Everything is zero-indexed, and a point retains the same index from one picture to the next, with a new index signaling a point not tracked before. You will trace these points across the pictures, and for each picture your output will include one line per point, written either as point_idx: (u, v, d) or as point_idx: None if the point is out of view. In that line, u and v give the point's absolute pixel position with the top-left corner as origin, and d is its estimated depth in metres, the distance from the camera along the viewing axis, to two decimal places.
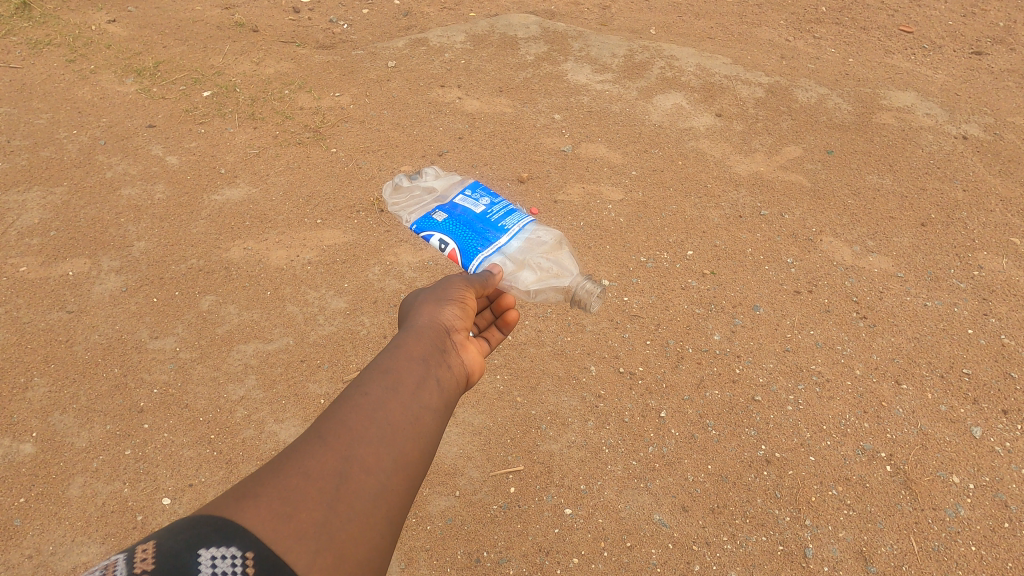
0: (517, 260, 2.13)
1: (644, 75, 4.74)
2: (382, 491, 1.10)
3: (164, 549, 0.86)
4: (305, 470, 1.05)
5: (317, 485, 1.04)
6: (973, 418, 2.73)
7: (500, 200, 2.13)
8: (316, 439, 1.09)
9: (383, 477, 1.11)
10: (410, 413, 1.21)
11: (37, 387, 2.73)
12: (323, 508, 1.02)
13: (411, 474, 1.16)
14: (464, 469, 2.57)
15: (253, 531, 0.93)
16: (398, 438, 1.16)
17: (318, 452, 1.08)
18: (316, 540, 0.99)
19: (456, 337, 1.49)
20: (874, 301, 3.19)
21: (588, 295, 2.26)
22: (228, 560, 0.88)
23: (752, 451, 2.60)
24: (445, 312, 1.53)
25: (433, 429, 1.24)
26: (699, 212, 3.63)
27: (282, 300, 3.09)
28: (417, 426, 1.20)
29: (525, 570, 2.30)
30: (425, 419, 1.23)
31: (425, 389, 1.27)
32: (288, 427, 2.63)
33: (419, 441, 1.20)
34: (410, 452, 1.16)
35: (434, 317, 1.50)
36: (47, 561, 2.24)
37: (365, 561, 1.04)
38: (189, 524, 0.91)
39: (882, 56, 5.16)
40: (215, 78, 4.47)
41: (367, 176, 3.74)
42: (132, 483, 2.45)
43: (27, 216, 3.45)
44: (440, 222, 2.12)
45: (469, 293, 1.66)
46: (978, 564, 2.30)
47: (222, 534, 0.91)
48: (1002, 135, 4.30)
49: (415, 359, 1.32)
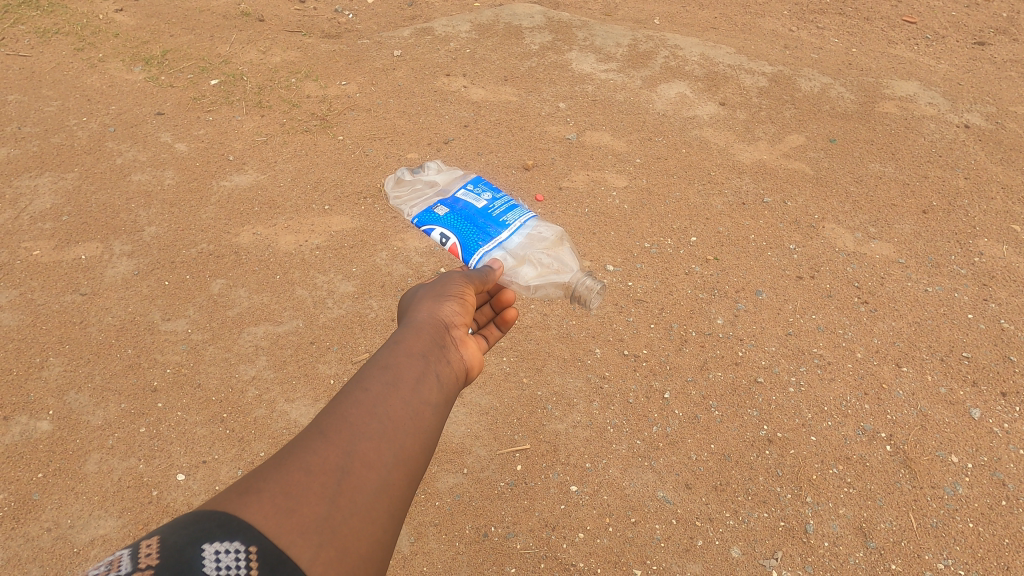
0: (518, 255, 2.15)
1: (648, 65, 4.77)
2: (384, 486, 1.03)
3: (168, 543, 0.80)
4: (306, 466, 0.97)
5: (318, 480, 0.97)
6: (972, 400, 2.77)
7: (502, 195, 2.15)
8: (316, 435, 1.03)
9: (385, 472, 1.04)
10: (411, 408, 1.13)
11: (52, 366, 2.78)
12: (326, 503, 0.95)
13: (413, 470, 1.08)
14: (472, 447, 2.62)
15: (257, 526, 0.87)
16: (399, 433, 1.09)
17: (318, 447, 1.01)
18: (318, 535, 0.92)
19: (456, 333, 1.42)
20: (876, 286, 3.23)
21: (589, 292, 2.21)
22: (232, 555, 0.82)
23: (754, 431, 2.65)
24: (445, 308, 1.47)
25: (434, 424, 1.16)
26: (703, 199, 3.66)
27: (291, 283, 3.13)
28: (418, 420, 1.13)
29: (532, 544, 2.35)
30: (426, 414, 1.15)
31: (425, 384, 1.19)
32: (299, 407, 2.68)
33: (420, 437, 1.12)
34: (412, 446, 1.09)
35: (434, 313, 1.43)
36: (65, 534, 2.29)
37: (368, 555, 0.98)
38: (191, 518, 0.84)
39: (885, 46, 5.18)
40: (222, 66, 4.51)
41: (374, 163, 3.79)
42: (147, 459, 2.50)
43: (40, 202, 3.49)
44: (441, 216, 2.11)
45: (469, 289, 1.60)
46: (975, 541, 2.34)
47: (226, 530, 0.84)
48: (1003, 124, 4.32)
49: (415, 354, 1.25)
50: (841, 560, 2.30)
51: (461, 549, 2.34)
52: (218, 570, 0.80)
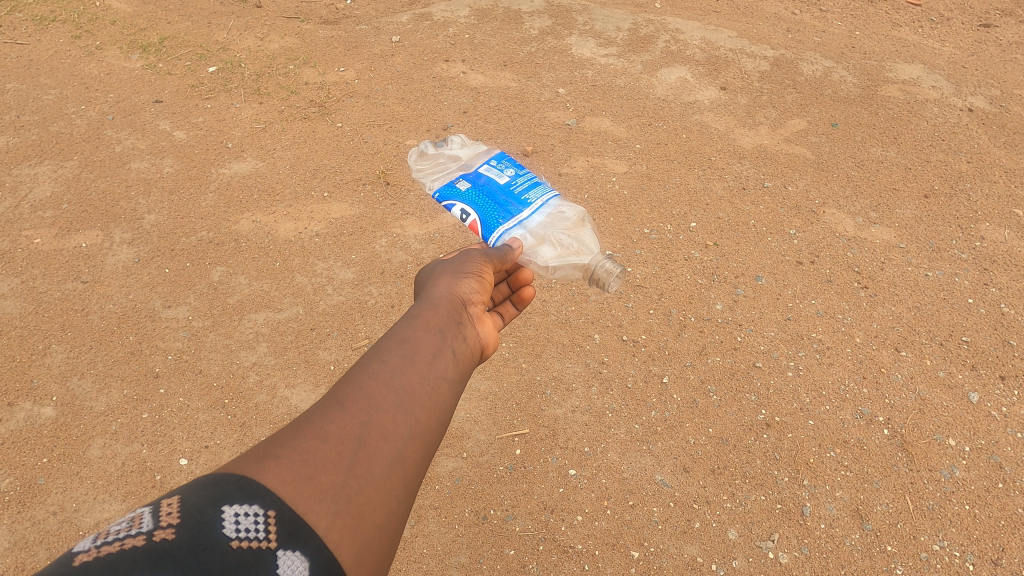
0: (538, 234, 2.13)
1: (649, 49, 4.73)
2: (399, 458, 1.01)
3: (188, 504, 0.80)
4: (323, 435, 0.97)
5: (335, 449, 0.96)
6: (971, 383, 2.77)
7: (526, 171, 2.11)
8: (334, 404, 1.02)
9: (400, 444, 1.02)
10: (427, 382, 1.12)
11: (55, 353, 2.80)
12: (342, 472, 0.94)
13: (427, 445, 1.07)
14: (471, 432, 2.64)
15: (276, 491, 0.86)
16: (415, 407, 1.08)
17: (335, 416, 1.00)
18: (335, 503, 0.91)
19: (473, 311, 1.41)
20: (876, 271, 3.22)
21: (607, 275, 2.16)
22: (252, 518, 0.82)
23: (753, 416, 2.66)
24: (462, 284, 1.46)
25: (449, 399, 1.15)
26: (702, 184, 3.65)
27: (291, 271, 3.14)
28: (435, 393, 1.12)
29: (531, 527, 2.37)
30: (442, 389, 1.14)
31: (441, 359, 1.18)
32: (299, 392, 2.69)
33: (436, 411, 1.11)
34: (427, 420, 1.08)
35: (452, 289, 1.43)
36: (71, 518, 2.33)
37: (382, 527, 0.96)
38: (212, 480, 0.84)
39: (889, 29, 5.12)
40: (220, 53, 4.49)
41: (373, 150, 3.78)
42: (150, 445, 2.53)
43: (40, 189, 3.50)
44: (463, 192, 2.11)
45: (487, 267, 1.60)
46: (972, 523, 2.35)
47: (246, 493, 0.84)
48: (1008, 107, 4.28)
49: (432, 329, 1.24)
50: (837, 541, 2.31)
51: (461, 532, 2.36)
52: (237, 531, 0.80)
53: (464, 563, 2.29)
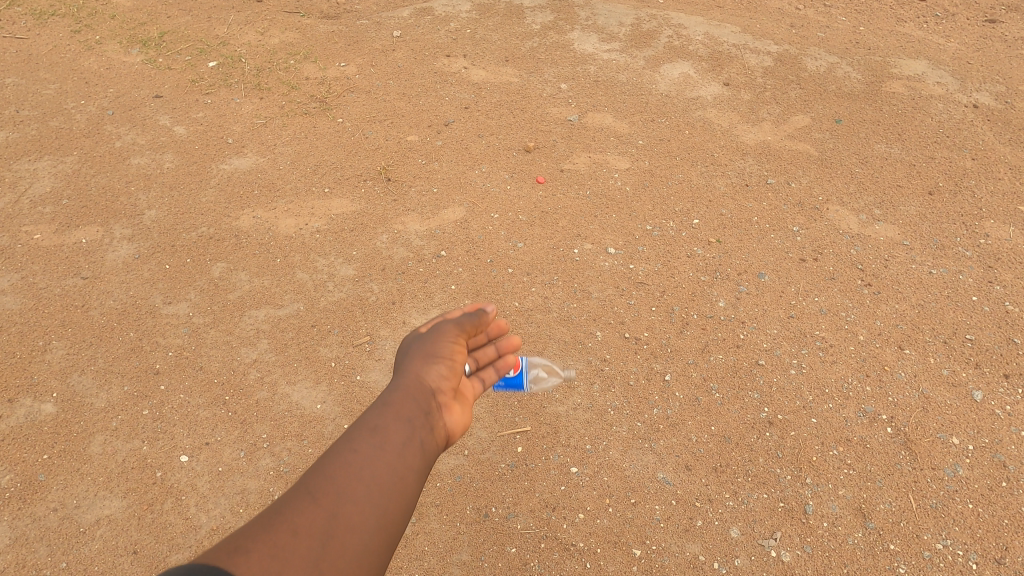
0: None
1: (652, 44, 4.70)
2: (366, 551, 0.99)
3: None
4: (292, 526, 0.95)
5: (302, 544, 0.94)
6: (975, 381, 2.76)
7: None
8: (304, 495, 1.00)
9: (366, 538, 1.00)
10: (395, 472, 1.07)
11: (55, 350, 2.79)
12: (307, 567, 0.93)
13: (395, 537, 1.04)
14: (472, 429, 2.62)
15: None
16: (383, 497, 1.04)
17: (306, 508, 0.98)
18: None
19: (448, 396, 1.23)
20: (879, 268, 3.21)
21: None
22: None
23: (755, 413, 2.65)
24: (438, 363, 1.25)
25: (418, 490, 1.10)
26: (705, 181, 3.63)
27: (292, 267, 3.13)
28: (404, 483, 1.07)
29: (532, 524, 2.36)
30: (411, 479, 1.09)
31: (413, 448, 1.11)
32: (300, 389, 2.68)
33: (404, 502, 1.07)
34: (396, 510, 1.05)
35: (427, 368, 1.23)
36: (71, 514, 2.32)
37: None
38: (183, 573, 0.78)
39: (894, 25, 5.08)
40: (220, 48, 4.47)
41: (374, 146, 3.76)
42: (151, 441, 2.52)
43: (39, 184, 3.49)
44: None
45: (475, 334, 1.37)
46: (975, 522, 2.34)
47: None
48: (1013, 104, 4.25)
49: (402, 419, 1.14)
50: (840, 540, 2.31)
51: (462, 529, 2.35)
52: None
53: (465, 561, 2.28)
